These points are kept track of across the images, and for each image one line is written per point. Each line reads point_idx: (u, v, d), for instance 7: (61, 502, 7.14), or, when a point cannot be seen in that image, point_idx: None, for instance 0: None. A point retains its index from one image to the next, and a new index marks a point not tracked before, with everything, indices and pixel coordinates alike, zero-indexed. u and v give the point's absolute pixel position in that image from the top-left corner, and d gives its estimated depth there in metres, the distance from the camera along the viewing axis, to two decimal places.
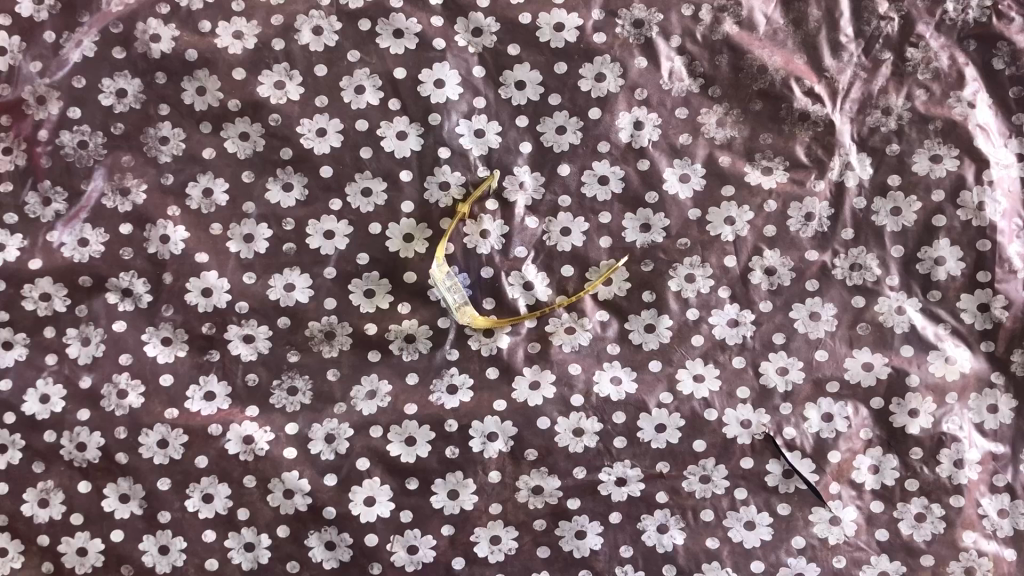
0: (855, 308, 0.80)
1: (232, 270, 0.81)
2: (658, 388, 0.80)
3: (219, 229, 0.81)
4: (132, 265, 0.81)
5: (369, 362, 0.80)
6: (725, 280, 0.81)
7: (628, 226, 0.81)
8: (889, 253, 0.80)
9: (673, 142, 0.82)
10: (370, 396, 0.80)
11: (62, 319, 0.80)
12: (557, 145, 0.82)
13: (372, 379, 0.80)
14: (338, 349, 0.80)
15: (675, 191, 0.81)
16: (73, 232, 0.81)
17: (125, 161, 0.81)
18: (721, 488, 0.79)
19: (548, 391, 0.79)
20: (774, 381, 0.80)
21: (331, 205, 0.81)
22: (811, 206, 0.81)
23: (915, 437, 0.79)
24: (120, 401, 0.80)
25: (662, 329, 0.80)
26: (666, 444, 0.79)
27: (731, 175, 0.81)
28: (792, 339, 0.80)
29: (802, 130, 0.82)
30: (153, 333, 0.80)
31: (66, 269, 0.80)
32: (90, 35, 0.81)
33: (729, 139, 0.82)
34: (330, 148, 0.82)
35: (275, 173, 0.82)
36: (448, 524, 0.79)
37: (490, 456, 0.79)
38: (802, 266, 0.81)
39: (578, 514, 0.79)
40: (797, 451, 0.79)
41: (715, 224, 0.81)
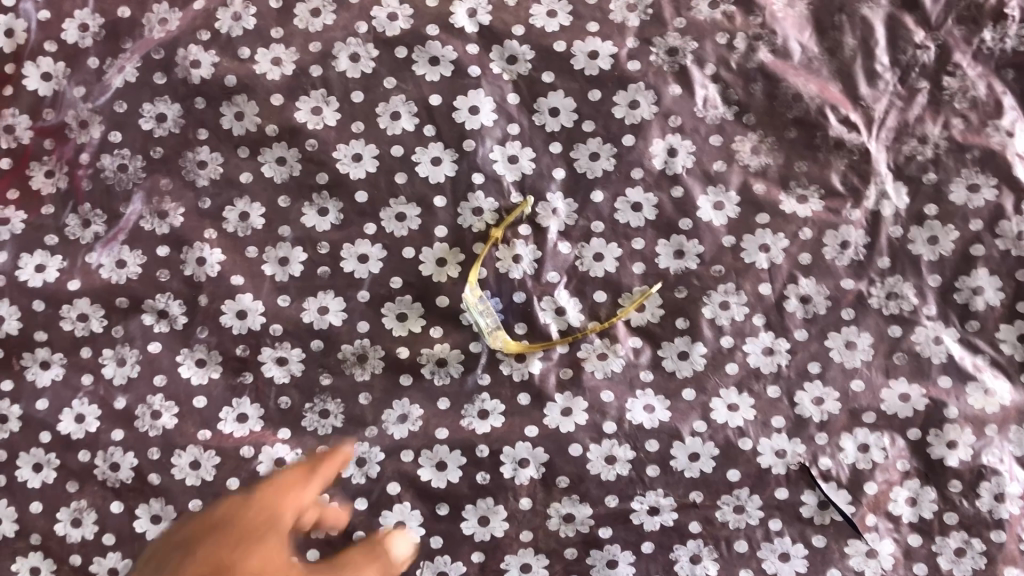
0: (891, 337, 0.80)
1: (267, 292, 0.82)
2: (692, 416, 0.79)
3: (255, 252, 0.82)
4: (169, 287, 0.82)
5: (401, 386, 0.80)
6: (760, 307, 0.80)
7: (662, 252, 0.81)
8: (925, 282, 0.80)
9: (708, 169, 0.82)
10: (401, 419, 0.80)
11: (99, 340, 0.81)
12: (590, 171, 0.82)
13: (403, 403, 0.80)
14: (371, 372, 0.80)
15: (710, 218, 0.81)
16: (110, 253, 0.82)
17: (164, 184, 0.83)
18: (755, 519, 0.78)
19: (580, 417, 0.79)
20: (809, 411, 0.79)
21: (365, 230, 0.82)
22: (847, 234, 0.80)
23: (953, 469, 0.78)
24: (153, 422, 0.80)
25: (696, 357, 0.80)
26: (699, 473, 0.78)
27: (765, 202, 0.81)
28: (827, 368, 0.80)
29: (837, 158, 0.81)
30: (188, 354, 0.81)
31: (103, 290, 0.81)
32: (132, 61, 0.83)
33: (764, 166, 0.82)
34: (365, 173, 0.82)
35: (311, 198, 0.83)
36: (478, 551, 0.78)
37: (522, 483, 0.78)
38: (838, 295, 0.80)
39: (610, 543, 0.78)
40: (833, 481, 0.78)
41: (750, 251, 0.81)
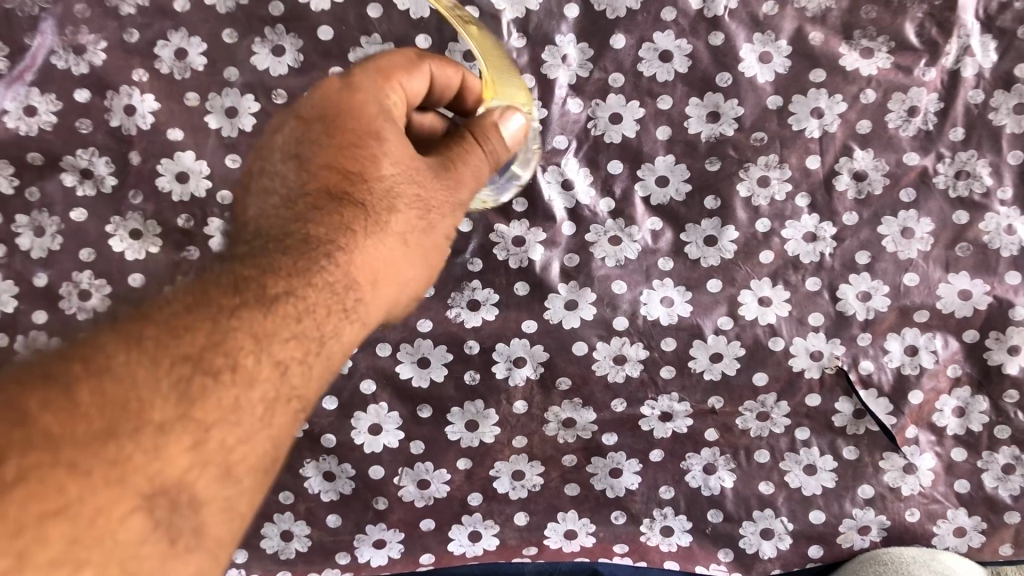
0: (956, 225, 0.67)
1: (212, 151, 0.67)
2: (717, 310, 0.68)
3: (196, 100, 0.67)
4: (92, 141, 0.67)
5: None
6: (805, 184, 0.67)
7: (693, 114, 0.67)
8: (1004, 159, 0.67)
9: (755, 12, 0.66)
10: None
11: (10, 203, 0.67)
12: (611, 10, 0.66)
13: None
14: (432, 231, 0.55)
15: (753, 73, 0.67)
16: (16, 96, 0.67)
17: (79, 11, 0.67)
18: (780, 428, 0.69)
19: (587, 311, 0.67)
20: (853, 308, 0.68)
21: (330, 75, 0.67)
22: (917, 98, 0.67)
23: (1012, 377, 0.68)
24: (82, 303, 0.67)
25: (725, 243, 0.67)
26: (720, 375, 0.68)
27: (823, 56, 0.67)
28: (878, 259, 0.68)
29: (914, 3, 0.66)
30: (119, 223, 0.67)
31: (10, 143, 0.67)
32: None
33: (824, 10, 0.67)
34: (330, 3, 0.67)
35: (264, 33, 0.67)
36: (464, 457, 0.69)
37: (516, 385, 0.68)
38: (899, 172, 0.67)
39: (614, 451, 0.69)
40: (873, 389, 0.68)
41: (800, 116, 0.67)
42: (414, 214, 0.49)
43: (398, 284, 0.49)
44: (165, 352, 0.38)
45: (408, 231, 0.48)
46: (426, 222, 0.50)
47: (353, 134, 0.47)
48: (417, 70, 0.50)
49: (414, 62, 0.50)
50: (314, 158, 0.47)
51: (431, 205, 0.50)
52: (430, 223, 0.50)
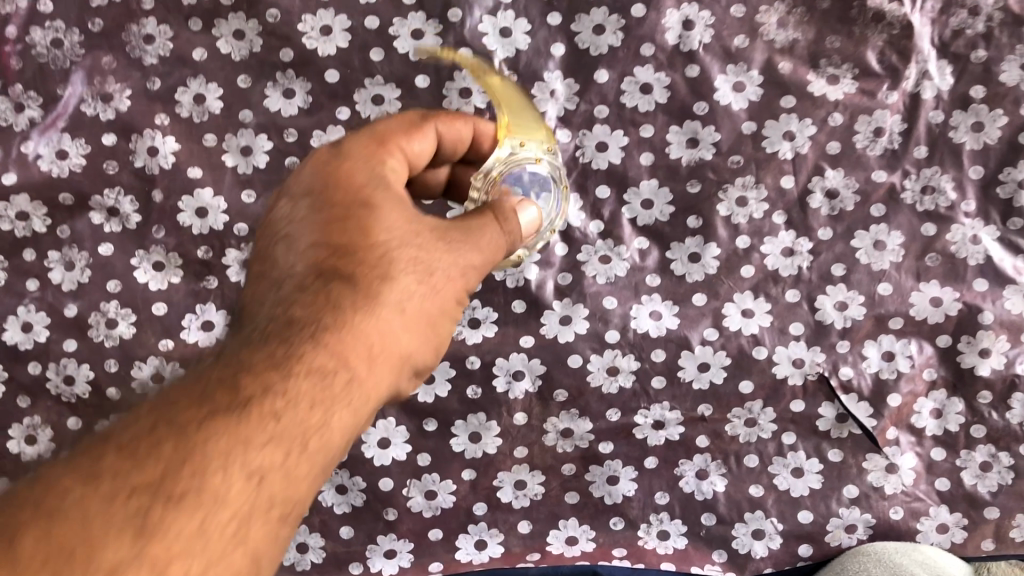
0: (924, 237, 0.72)
1: (229, 187, 0.73)
2: (702, 322, 0.72)
3: (214, 141, 0.73)
4: (118, 181, 0.73)
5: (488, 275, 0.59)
6: (781, 203, 0.72)
7: (673, 141, 0.72)
8: (965, 174, 0.72)
9: (727, 45, 0.72)
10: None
11: (43, 241, 0.73)
12: (594, 47, 0.72)
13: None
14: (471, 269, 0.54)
15: (728, 101, 0.72)
16: (50, 142, 0.73)
17: (106, 62, 0.73)
18: (767, 433, 0.73)
19: (580, 326, 0.72)
20: (831, 317, 0.72)
21: (337, 114, 0.72)
22: (882, 120, 0.72)
23: (985, 379, 0.71)
24: (109, 331, 0.72)
25: (708, 259, 0.72)
26: (708, 384, 0.72)
27: (792, 84, 0.72)
28: (853, 270, 0.72)
29: (875, 33, 0.72)
30: (143, 257, 0.73)
31: (44, 185, 0.72)
32: None
33: (791, 42, 0.72)
34: (336, 49, 0.72)
35: (275, 77, 0.73)
36: (469, 468, 0.73)
37: (516, 397, 0.72)
38: (868, 189, 0.72)
39: (610, 459, 0.73)
40: (853, 393, 0.72)
41: (773, 139, 0.72)
42: (418, 276, 0.42)
43: (402, 360, 0.41)
44: (115, 483, 0.30)
45: (408, 299, 0.41)
46: (433, 286, 0.43)
47: (349, 201, 0.43)
48: (419, 133, 0.49)
49: (414, 127, 0.49)
50: (303, 234, 0.42)
51: (442, 267, 0.44)
52: (442, 286, 0.44)
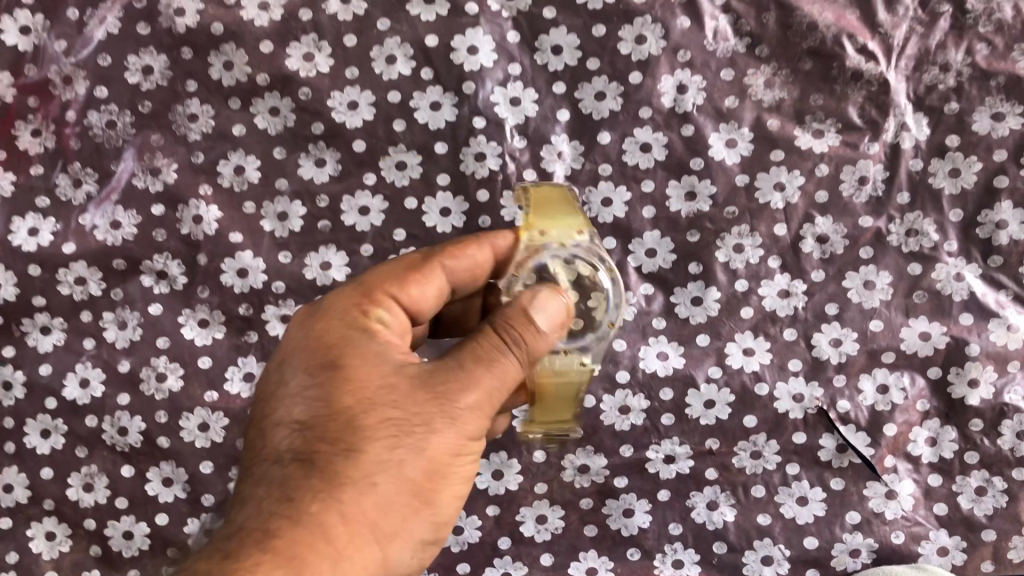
0: (911, 275, 0.77)
1: (267, 249, 0.79)
2: (707, 361, 0.77)
3: (253, 208, 0.80)
4: (166, 247, 0.80)
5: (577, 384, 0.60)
6: (775, 248, 0.78)
7: (673, 195, 0.78)
8: (946, 217, 0.77)
9: (719, 105, 0.79)
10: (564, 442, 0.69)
11: (98, 303, 0.80)
12: (597, 112, 0.79)
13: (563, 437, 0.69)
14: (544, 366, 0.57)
15: (721, 156, 0.78)
16: (104, 213, 0.80)
17: (155, 140, 0.80)
18: (772, 464, 0.77)
19: (593, 367, 0.78)
20: (827, 353, 0.77)
21: (365, 180, 0.79)
22: (865, 169, 0.78)
23: (975, 408, 0.76)
24: (159, 384, 0.79)
25: (710, 302, 0.78)
26: (715, 420, 0.77)
27: (780, 139, 0.78)
28: (845, 309, 0.77)
29: (855, 90, 0.78)
30: (190, 315, 0.79)
31: (100, 252, 0.80)
32: (113, 11, 0.81)
33: (778, 101, 0.79)
34: (362, 121, 0.80)
35: (308, 148, 0.80)
36: (493, 504, 0.78)
37: (535, 435, 0.78)
38: (856, 233, 0.78)
39: (625, 493, 0.78)
40: (851, 424, 0.77)
41: (765, 190, 0.78)
42: (390, 439, 0.49)
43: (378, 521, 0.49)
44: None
45: (371, 470, 0.49)
46: (414, 444, 0.50)
47: (319, 370, 0.52)
48: (417, 280, 0.57)
49: (414, 272, 0.57)
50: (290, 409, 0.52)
51: (414, 431, 0.50)
52: (421, 448, 0.50)
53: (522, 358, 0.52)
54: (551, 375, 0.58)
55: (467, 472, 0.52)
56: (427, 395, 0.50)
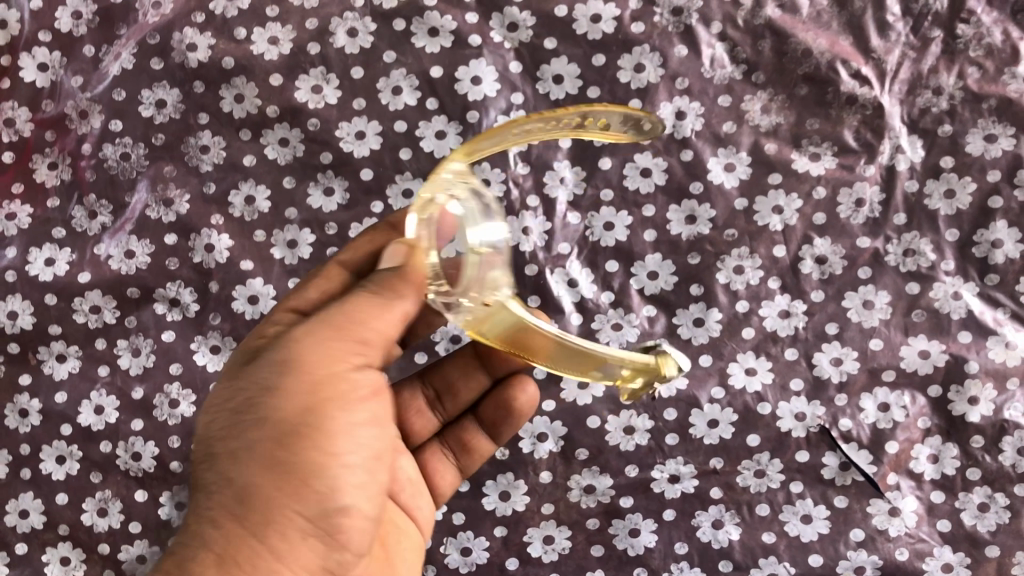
0: (909, 295, 0.79)
1: (277, 276, 0.81)
2: (710, 382, 0.79)
3: (263, 236, 0.82)
4: (179, 275, 0.81)
5: (517, 316, 0.55)
6: (775, 270, 0.79)
7: (673, 218, 0.80)
8: (942, 237, 0.79)
9: (717, 131, 0.80)
10: (681, 365, 0.57)
11: (112, 331, 0.81)
12: (598, 139, 0.81)
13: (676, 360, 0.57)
14: (467, 325, 0.56)
15: (720, 180, 0.80)
16: (119, 243, 0.82)
17: (167, 171, 0.83)
18: (776, 483, 0.78)
19: (598, 389, 0.79)
20: (828, 372, 0.78)
21: (372, 208, 0.81)
22: (862, 191, 0.79)
23: (976, 425, 0.77)
24: (172, 410, 0.80)
25: (712, 323, 0.79)
26: (718, 439, 0.78)
27: (777, 162, 0.80)
28: (845, 328, 0.79)
29: (849, 114, 0.80)
30: (202, 341, 0.80)
31: (114, 281, 0.81)
32: (128, 47, 0.84)
33: (775, 125, 0.80)
34: (369, 150, 0.82)
35: (316, 178, 0.82)
36: (500, 525, 0.79)
37: (541, 457, 0.79)
38: (854, 254, 0.79)
39: (631, 513, 0.78)
40: (853, 442, 0.78)
41: (763, 213, 0.80)
42: (244, 420, 0.52)
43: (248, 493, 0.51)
44: None
45: (231, 454, 0.52)
46: (260, 416, 0.52)
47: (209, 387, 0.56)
48: (313, 289, 0.61)
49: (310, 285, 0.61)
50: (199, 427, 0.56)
51: (252, 412, 0.52)
52: (266, 422, 0.52)
53: (376, 305, 0.54)
54: (485, 331, 0.56)
55: (337, 421, 0.52)
56: (273, 370, 0.53)
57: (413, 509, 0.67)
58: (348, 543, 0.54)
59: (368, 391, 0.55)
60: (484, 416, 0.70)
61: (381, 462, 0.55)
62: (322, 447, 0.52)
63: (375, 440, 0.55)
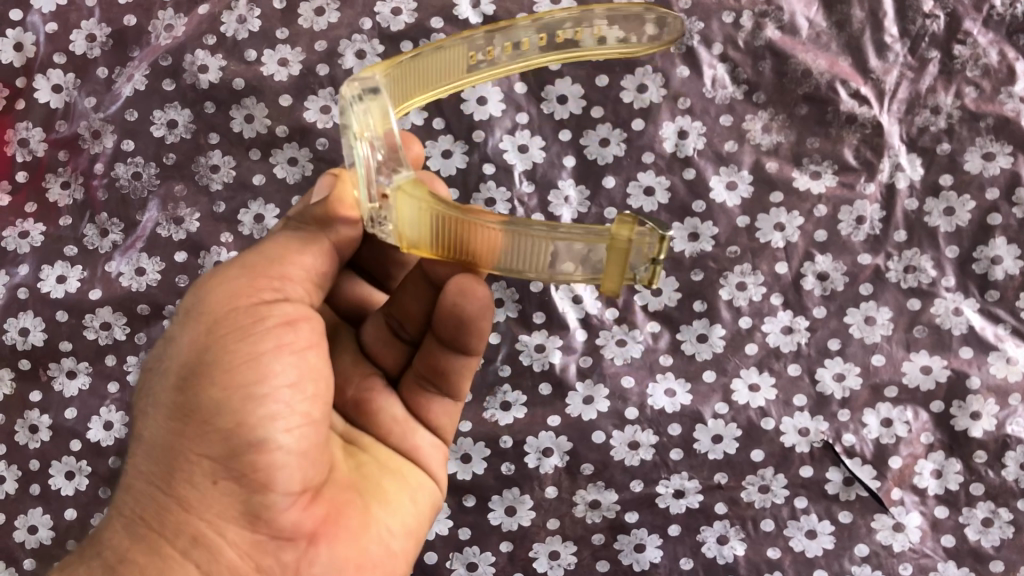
0: (911, 311, 0.79)
1: None
2: (713, 398, 0.79)
3: None
4: (188, 292, 0.82)
5: (449, 215, 0.49)
6: (778, 286, 0.80)
7: (676, 236, 0.81)
8: (943, 254, 0.80)
9: (718, 150, 0.82)
10: (642, 220, 0.47)
11: (122, 347, 0.82)
12: (601, 158, 0.82)
13: (643, 222, 0.47)
14: (394, 234, 0.51)
15: (723, 199, 0.81)
16: (129, 261, 0.83)
17: (178, 190, 0.84)
18: (781, 498, 0.78)
19: (602, 404, 0.80)
20: (831, 388, 0.79)
21: None
22: (862, 209, 0.80)
23: (978, 440, 0.77)
24: None
25: (715, 339, 0.80)
26: (723, 454, 0.79)
27: (779, 181, 0.81)
28: (848, 344, 0.79)
29: (850, 133, 0.81)
30: None
31: (124, 298, 0.82)
32: (140, 69, 0.85)
33: (776, 144, 0.82)
34: None
35: None
36: (506, 540, 0.79)
37: (546, 472, 0.79)
38: (856, 271, 0.80)
39: (637, 528, 0.79)
40: (857, 457, 0.78)
41: (765, 230, 0.81)
42: (163, 368, 0.52)
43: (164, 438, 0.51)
44: None
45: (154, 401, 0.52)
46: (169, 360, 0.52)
47: None
48: None
49: None
50: None
51: (164, 362, 0.52)
52: (173, 366, 0.51)
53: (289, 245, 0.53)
54: (416, 237, 0.51)
55: (232, 352, 0.50)
56: (183, 316, 0.53)
57: (413, 448, 0.62)
58: (274, 486, 0.50)
59: (285, 318, 0.51)
60: (444, 336, 0.58)
61: (305, 395, 0.51)
62: (219, 381, 0.49)
63: (295, 372, 0.51)
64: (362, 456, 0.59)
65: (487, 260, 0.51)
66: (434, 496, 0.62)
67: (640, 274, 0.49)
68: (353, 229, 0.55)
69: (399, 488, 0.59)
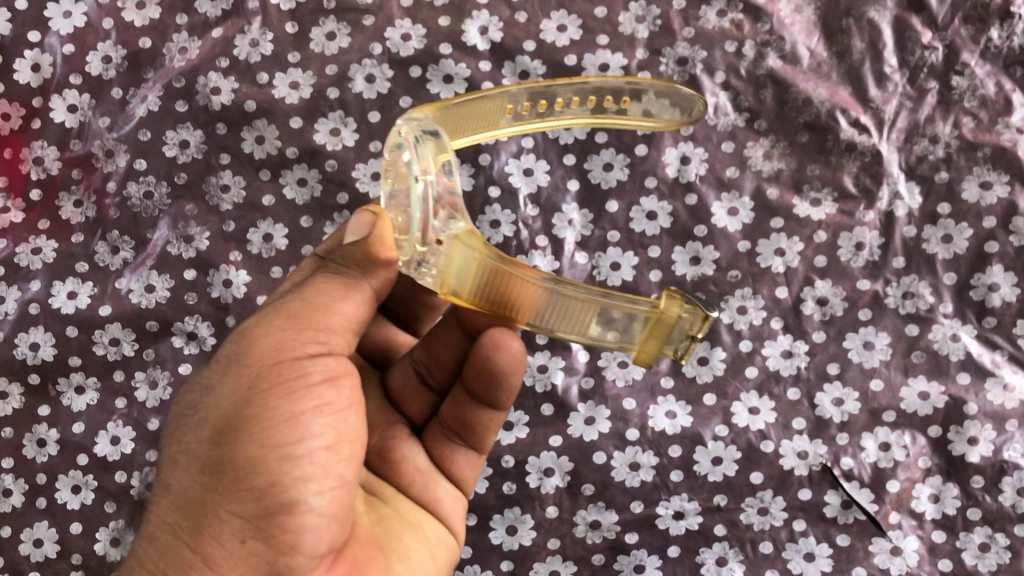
0: (909, 336, 0.80)
1: None
2: (713, 420, 0.80)
3: (279, 272, 0.84)
4: (197, 310, 0.83)
5: (497, 268, 0.49)
6: (777, 311, 0.81)
7: (678, 259, 0.82)
8: (941, 280, 0.81)
9: (720, 176, 0.83)
10: (691, 302, 0.49)
11: (131, 363, 0.83)
12: (605, 182, 0.84)
13: (688, 304, 0.50)
14: (436, 280, 0.50)
15: (724, 224, 0.83)
16: (140, 278, 0.85)
17: (189, 210, 0.85)
18: (779, 520, 0.79)
19: (604, 425, 0.80)
20: (830, 412, 0.80)
21: None
22: (861, 236, 0.82)
23: (975, 465, 0.78)
24: None
25: (716, 362, 0.81)
26: (722, 476, 0.80)
27: (779, 207, 0.83)
28: (847, 368, 0.80)
29: (849, 161, 0.83)
30: None
31: (133, 314, 0.84)
32: (154, 90, 0.87)
33: (776, 171, 0.83)
34: None
35: (332, 217, 0.84)
36: (507, 559, 0.80)
37: (547, 491, 0.80)
38: (855, 296, 0.81)
39: (636, 548, 0.79)
40: (855, 481, 0.79)
41: (766, 255, 0.82)
42: (199, 413, 0.54)
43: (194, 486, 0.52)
44: None
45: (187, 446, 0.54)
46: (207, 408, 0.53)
47: None
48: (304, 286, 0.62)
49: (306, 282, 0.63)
50: None
51: (201, 411, 0.53)
52: (209, 415, 0.53)
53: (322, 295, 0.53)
54: (459, 285, 0.50)
55: (270, 409, 0.51)
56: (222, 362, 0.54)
57: (433, 499, 0.63)
58: (301, 548, 0.52)
59: (325, 376, 0.52)
60: (474, 388, 0.61)
61: (339, 455, 0.53)
62: (258, 438, 0.51)
63: (330, 431, 0.52)
64: (383, 508, 0.60)
65: (525, 315, 0.51)
66: (452, 548, 0.63)
67: (677, 350, 0.51)
68: (392, 272, 0.54)
69: (418, 540, 0.60)
